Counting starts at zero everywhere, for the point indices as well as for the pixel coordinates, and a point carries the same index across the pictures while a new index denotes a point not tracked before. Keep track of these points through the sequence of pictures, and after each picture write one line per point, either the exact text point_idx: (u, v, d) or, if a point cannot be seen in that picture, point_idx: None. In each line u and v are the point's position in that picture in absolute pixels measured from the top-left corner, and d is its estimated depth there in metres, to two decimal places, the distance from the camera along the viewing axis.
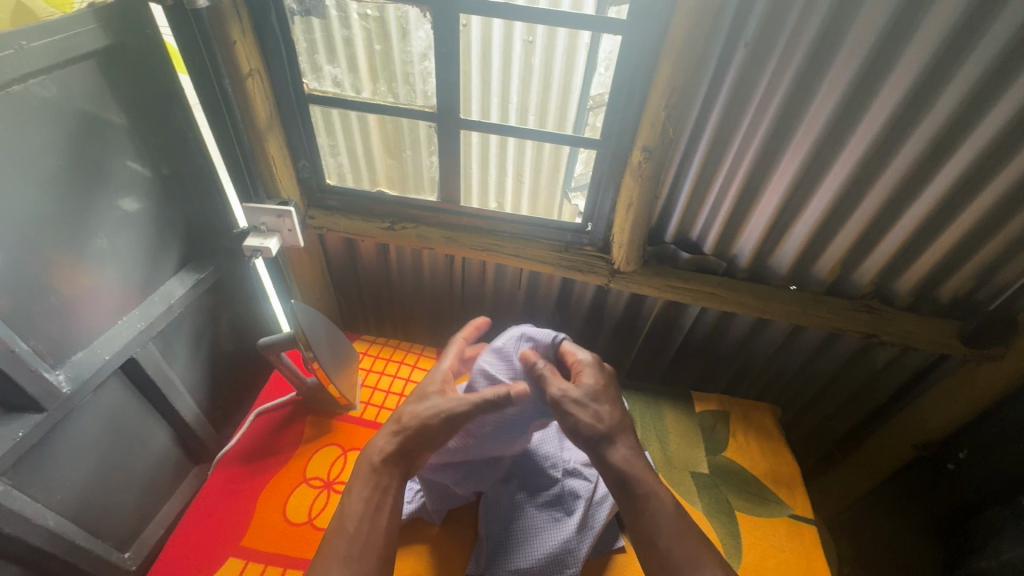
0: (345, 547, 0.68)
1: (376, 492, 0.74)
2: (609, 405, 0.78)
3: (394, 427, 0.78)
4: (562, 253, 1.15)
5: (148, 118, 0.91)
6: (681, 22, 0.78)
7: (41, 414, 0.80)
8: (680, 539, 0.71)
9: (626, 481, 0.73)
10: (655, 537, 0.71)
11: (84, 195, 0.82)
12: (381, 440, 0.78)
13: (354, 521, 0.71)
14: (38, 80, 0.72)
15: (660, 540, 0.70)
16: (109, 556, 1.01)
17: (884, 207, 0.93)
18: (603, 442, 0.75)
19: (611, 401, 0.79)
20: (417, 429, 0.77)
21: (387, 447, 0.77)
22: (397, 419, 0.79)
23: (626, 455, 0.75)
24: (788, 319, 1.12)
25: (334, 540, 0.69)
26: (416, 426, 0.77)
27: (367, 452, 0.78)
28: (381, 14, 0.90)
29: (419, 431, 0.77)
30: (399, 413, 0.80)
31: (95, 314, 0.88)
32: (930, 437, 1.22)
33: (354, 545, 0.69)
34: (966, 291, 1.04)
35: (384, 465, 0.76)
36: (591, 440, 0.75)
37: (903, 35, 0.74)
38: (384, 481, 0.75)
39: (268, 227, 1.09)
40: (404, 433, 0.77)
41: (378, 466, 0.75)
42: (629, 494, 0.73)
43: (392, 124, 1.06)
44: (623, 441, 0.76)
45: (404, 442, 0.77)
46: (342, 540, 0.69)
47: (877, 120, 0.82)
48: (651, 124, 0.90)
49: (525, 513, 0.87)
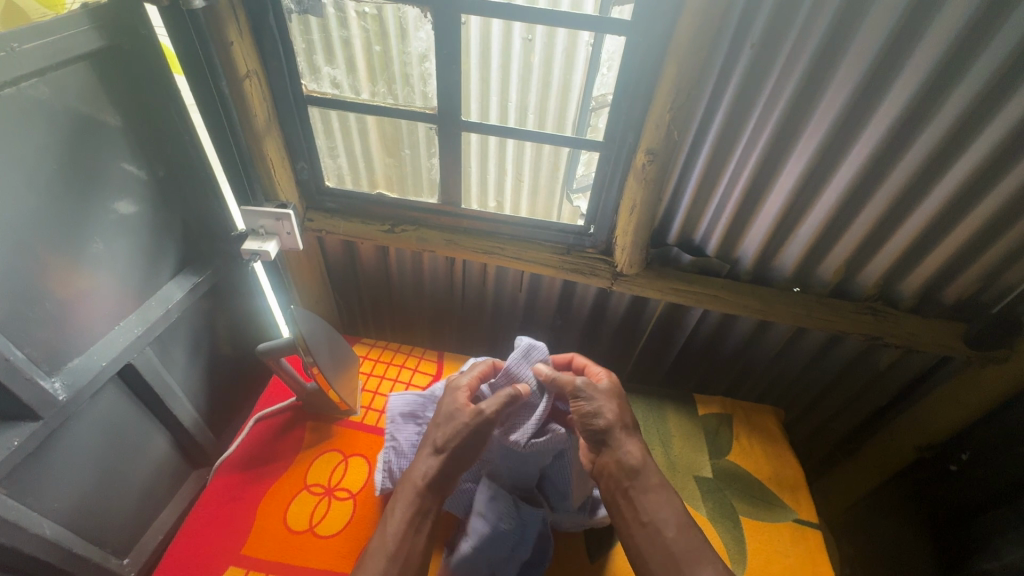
0: (385, 564, 0.69)
1: (417, 513, 0.73)
2: (618, 404, 0.84)
3: (432, 448, 0.78)
4: (564, 256, 1.14)
5: (141, 119, 0.90)
6: (688, 22, 0.77)
7: (37, 422, 0.79)
8: (684, 534, 0.72)
9: (636, 470, 0.77)
10: (660, 528, 0.73)
11: (79, 198, 0.81)
12: (418, 460, 0.77)
13: (395, 538, 0.71)
14: (30, 82, 0.71)
15: (668, 531, 0.73)
16: (106, 563, 1.00)
17: (891, 208, 0.93)
18: (609, 437, 0.80)
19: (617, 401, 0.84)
20: (453, 447, 0.76)
21: (431, 471, 0.76)
22: (434, 440, 0.78)
23: (635, 453, 0.79)
24: (792, 322, 1.11)
25: (374, 557, 0.69)
26: (450, 443, 0.77)
27: (409, 473, 0.77)
28: (378, 12, 0.88)
29: (453, 452, 0.76)
30: (430, 432, 0.80)
31: (90, 319, 0.86)
32: (936, 437, 1.21)
33: (395, 564, 0.69)
34: (971, 293, 1.03)
35: (427, 486, 0.75)
36: (595, 435, 0.80)
37: (912, 34, 0.73)
38: (427, 503, 0.75)
39: (266, 230, 1.06)
40: (444, 450, 0.76)
41: (422, 487, 0.75)
42: (638, 483, 0.76)
43: (390, 124, 1.04)
44: (627, 442, 0.80)
45: (444, 464, 0.76)
46: (383, 559, 0.69)
47: (883, 122, 0.82)
48: (655, 125, 0.89)
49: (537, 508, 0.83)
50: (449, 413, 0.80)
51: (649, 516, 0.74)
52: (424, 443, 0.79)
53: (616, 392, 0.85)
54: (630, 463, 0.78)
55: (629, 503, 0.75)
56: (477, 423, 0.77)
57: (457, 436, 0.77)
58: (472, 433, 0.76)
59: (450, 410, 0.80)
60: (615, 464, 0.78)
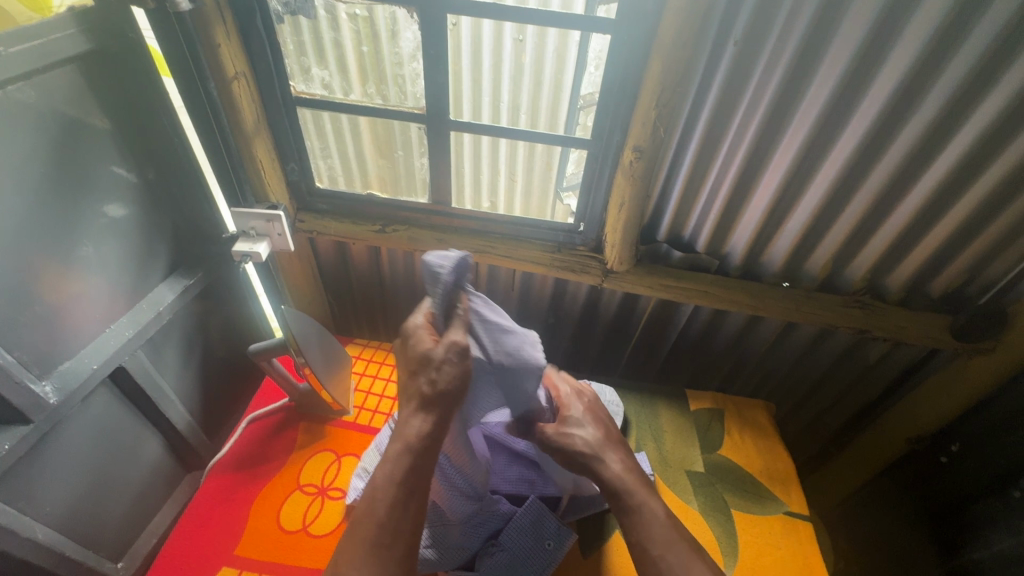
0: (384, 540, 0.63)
1: (408, 475, 0.65)
2: (594, 426, 0.78)
3: (420, 402, 0.68)
4: (555, 254, 1.14)
5: (129, 121, 0.90)
6: (672, 19, 0.78)
7: (28, 426, 0.79)
8: (676, 546, 0.67)
9: (613, 494, 0.72)
10: (646, 544, 0.68)
11: (69, 202, 0.81)
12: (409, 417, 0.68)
13: (385, 506, 0.63)
14: (17, 86, 0.71)
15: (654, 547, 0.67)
16: (100, 566, 1.00)
17: (876, 202, 0.94)
18: (588, 459, 0.74)
19: (599, 425, 0.79)
20: (444, 396, 0.67)
21: (421, 427, 0.67)
22: (419, 390, 0.68)
23: (619, 470, 0.73)
24: (781, 316, 1.12)
25: (363, 522, 0.62)
26: (437, 389, 0.67)
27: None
28: (369, 14, 0.88)
29: (441, 402, 0.67)
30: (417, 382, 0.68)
31: (81, 322, 0.86)
32: (925, 429, 1.22)
33: (384, 532, 0.62)
34: (958, 284, 1.05)
35: (418, 445, 0.66)
36: (581, 461, 0.74)
37: (892, 31, 0.74)
38: (420, 464, 0.66)
39: (257, 232, 1.06)
40: (433, 394, 0.67)
41: (414, 446, 0.66)
42: (618, 507, 0.71)
43: (382, 126, 1.05)
44: (612, 458, 0.75)
45: (437, 414, 0.67)
46: (372, 526, 0.62)
47: (866, 118, 0.83)
48: (642, 123, 0.89)
49: (562, 534, 0.83)
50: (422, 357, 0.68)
51: (636, 535, 0.68)
52: (402, 396, 0.69)
53: (603, 417, 0.82)
54: (613, 484, 0.72)
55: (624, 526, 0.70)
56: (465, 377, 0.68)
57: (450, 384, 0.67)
58: (457, 375, 0.68)
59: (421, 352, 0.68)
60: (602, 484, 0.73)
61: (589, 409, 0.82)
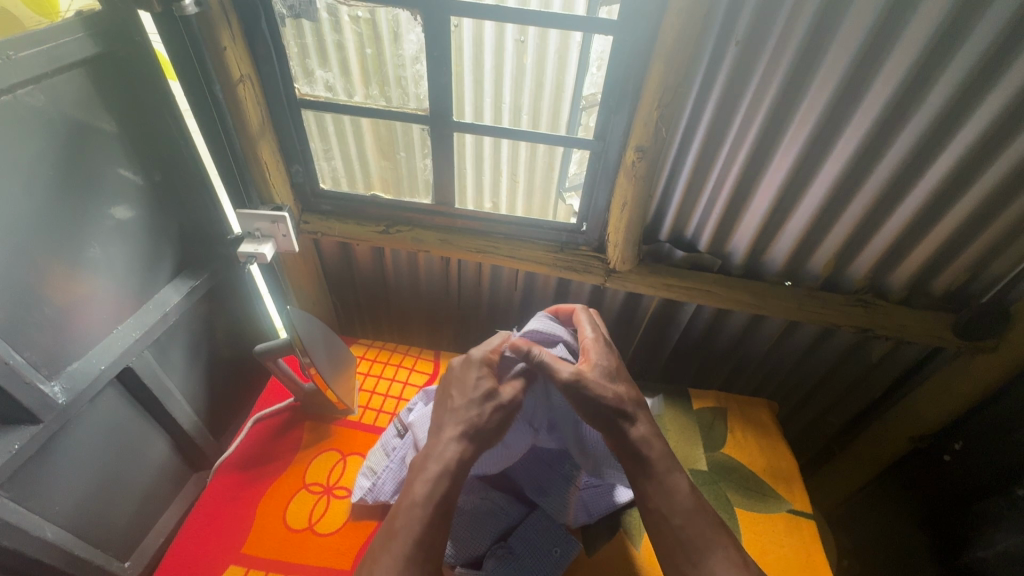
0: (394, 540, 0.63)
1: (435, 492, 0.67)
2: (622, 381, 0.79)
3: (461, 428, 0.72)
4: (558, 254, 1.15)
5: (135, 124, 0.91)
6: (672, 21, 0.78)
7: (36, 426, 0.80)
8: (694, 517, 0.70)
9: (639, 457, 0.73)
10: (667, 510, 0.70)
11: (77, 204, 0.82)
12: (443, 438, 0.71)
13: (422, 520, 0.65)
14: (26, 89, 0.72)
15: (672, 519, 0.70)
16: (108, 565, 1.01)
17: (878, 201, 0.94)
18: (618, 415, 0.75)
19: (625, 380, 0.80)
20: (484, 429, 0.72)
21: (460, 452, 0.70)
22: (466, 419, 0.72)
23: (644, 432, 0.75)
24: (783, 314, 1.12)
25: (398, 538, 0.64)
26: (478, 429, 0.72)
27: (433, 451, 0.71)
28: (372, 17, 0.89)
29: (480, 437, 0.72)
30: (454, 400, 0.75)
31: (88, 323, 0.87)
32: (928, 429, 1.23)
33: (419, 545, 0.63)
34: (960, 282, 1.05)
35: (455, 468, 0.69)
36: (609, 416, 0.74)
37: (892, 31, 0.74)
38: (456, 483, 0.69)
39: (262, 233, 1.07)
40: (476, 426, 0.72)
41: (452, 467, 0.69)
42: (644, 470, 0.73)
43: (385, 127, 1.06)
44: (640, 420, 0.76)
45: (474, 443, 0.71)
46: (408, 540, 0.64)
47: (867, 117, 0.83)
48: (644, 124, 0.90)
49: (569, 542, 0.83)
50: (481, 394, 0.74)
51: (656, 503, 0.71)
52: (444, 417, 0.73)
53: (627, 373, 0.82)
54: (639, 446, 0.74)
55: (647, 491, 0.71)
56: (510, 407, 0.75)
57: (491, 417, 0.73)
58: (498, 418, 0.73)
59: (482, 391, 0.74)
60: (626, 446, 0.74)
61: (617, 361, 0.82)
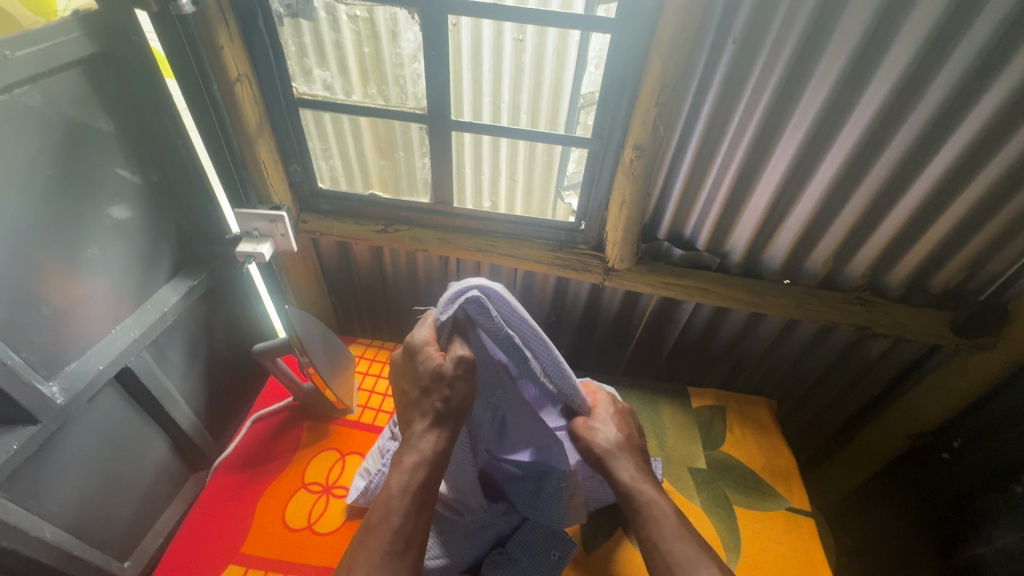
0: (391, 540, 0.63)
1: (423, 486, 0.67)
2: (618, 428, 0.80)
3: (432, 418, 0.70)
4: (557, 253, 1.15)
5: (133, 124, 0.90)
6: (670, 19, 0.78)
7: (35, 426, 0.80)
8: (682, 540, 0.68)
9: (624, 495, 0.73)
10: (656, 539, 0.69)
11: (74, 204, 0.82)
12: (419, 428, 0.70)
13: (400, 513, 0.65)
14: (22, 90, 0.72)
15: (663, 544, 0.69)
16: (107, 566, 1.01)
17: (876, 199, 0.94)
18: (604, 460, 0.75)
19: (623, 428, 0.81)
20: (450, 407, 0.70)
21: (437, 442, 0.69)
22: (432, 407, 0.70)
23: (631, 474, 0.75)
24: (782, 313, 1.12)
25: (378, 531, 0.64)
26: (449, 406, 0.69)
27: (408, 443, 0.70)
28: (370, 15, 0.89)
29: (452, 416, 0.70)
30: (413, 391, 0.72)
31: (86, 323, 0.87)
32: (926, 428, 1.23)
33: (400, 537, 0.63)
34: (958, 280, 1.05)
35: (433, 459, 0.68)
36: (595, 459, 0.76)
37: (890, 29, 0.74)
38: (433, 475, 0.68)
39: (260, 233, 1.06)
40: (443, 412, 0.69)
41: (430, 458, 0.68)
42: (629, 507, 0.73)
43: (383, 126, 1.06)
44: (627, 463, 0.76)
45: (447, 431, 0.70)
46: (387, 533, 0.64)
47: (864, 115, 0.83)
48: (642, 122, 0.90)
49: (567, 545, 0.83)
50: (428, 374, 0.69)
51: (645, 533, 0.70)
52: (412, 412, 0.72)
53: (630, 421, 0.83)
54: (624, 485, 0.74)
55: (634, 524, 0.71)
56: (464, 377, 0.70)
57: (452, 399, 0.69)
58: (465, 388, 0.70)
59: (428, 370, 0.69)
60: (613, 485, 0.74)
61: (619, 410, 0.83)
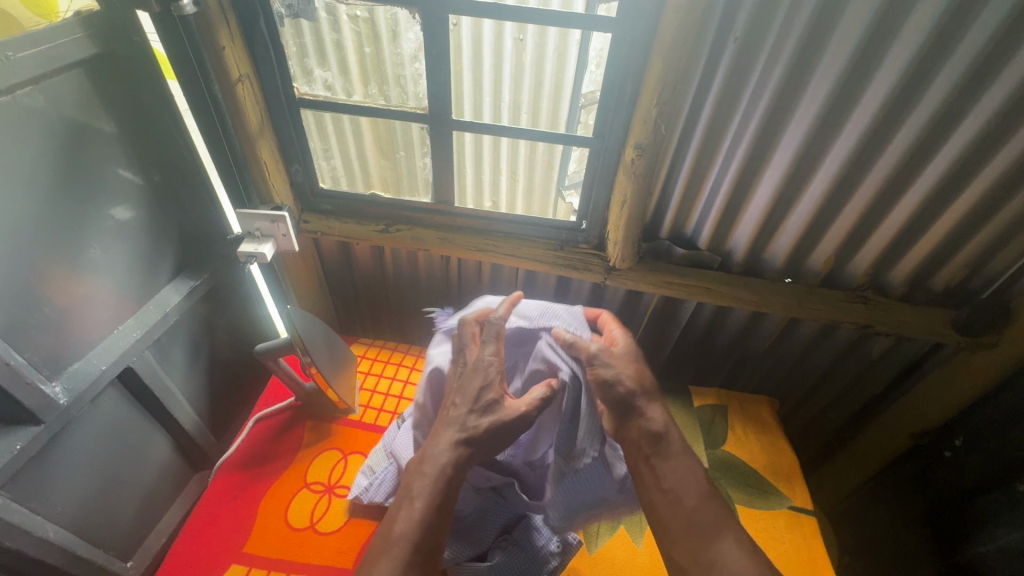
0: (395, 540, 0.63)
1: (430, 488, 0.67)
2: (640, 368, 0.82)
3: (460, 430, 0.71)
4: (559, 252, 1.15)
5: (135, 124, 0.90)
6: (670, 19, 0.78)
7: (38, 426, 0.80)
8: (709, 499, 0.72)
9: (655, 438, 0.75)
10: (682, 494, 0.72)
11: (76, 205, 0.82)
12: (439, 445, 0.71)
13: (417, 522, 0.66)
14: (25, 90, 0.72)
15: (688, 500, 0.72)
16: (111, 565, 1.01)
17: (878, 197, 0.94)
18: (631, 402, 0.76)
19: (639, 367, 0.82)
20: (482, 437, 0.71)
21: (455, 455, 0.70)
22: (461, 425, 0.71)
23: (659, 419, 0.77)
24: (783, 312, 1.12)
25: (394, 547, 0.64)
26: (480, 433, 0.71)
27: (428, 454, 0.71)
28: (370, 15, 0.89)
29: (482, 444, 0.71)
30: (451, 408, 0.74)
31: (88, 323, 0.87)
32: (928, 425, 1.23)
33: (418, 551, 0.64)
34: (960, 278, 1.05)
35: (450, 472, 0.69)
36: (623, 401, 0.76)
37: (891, 27, 0.74)
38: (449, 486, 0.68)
39: (262, 233, 1.07)
40: (474, 434, 0.71)
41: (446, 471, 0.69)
42: (658, 451, 0.74)
43: (384, 126, 1.06)
44: (651, 407, 0.77)
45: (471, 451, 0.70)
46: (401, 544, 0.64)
47: (866, 114, 0.83)
48: (643, 121, 0.90)
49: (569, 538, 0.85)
50: (482, 403, 0.73)
51: (670, 484, 0.72)
52: (443, 422, 0.73)
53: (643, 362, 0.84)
54: (653, 429, 0.75)
55: (653, 473, 0.73)
56: (512, 419, 0.72)
57: (490, 426, 0.71)
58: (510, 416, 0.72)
59: (484, 400, 0.73)
60: (637, 430, 0.75)
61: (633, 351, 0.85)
